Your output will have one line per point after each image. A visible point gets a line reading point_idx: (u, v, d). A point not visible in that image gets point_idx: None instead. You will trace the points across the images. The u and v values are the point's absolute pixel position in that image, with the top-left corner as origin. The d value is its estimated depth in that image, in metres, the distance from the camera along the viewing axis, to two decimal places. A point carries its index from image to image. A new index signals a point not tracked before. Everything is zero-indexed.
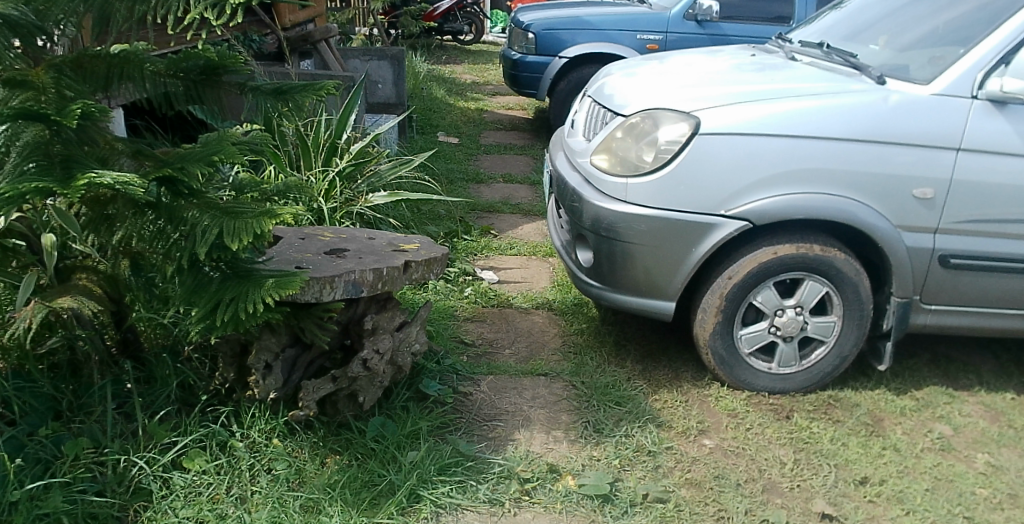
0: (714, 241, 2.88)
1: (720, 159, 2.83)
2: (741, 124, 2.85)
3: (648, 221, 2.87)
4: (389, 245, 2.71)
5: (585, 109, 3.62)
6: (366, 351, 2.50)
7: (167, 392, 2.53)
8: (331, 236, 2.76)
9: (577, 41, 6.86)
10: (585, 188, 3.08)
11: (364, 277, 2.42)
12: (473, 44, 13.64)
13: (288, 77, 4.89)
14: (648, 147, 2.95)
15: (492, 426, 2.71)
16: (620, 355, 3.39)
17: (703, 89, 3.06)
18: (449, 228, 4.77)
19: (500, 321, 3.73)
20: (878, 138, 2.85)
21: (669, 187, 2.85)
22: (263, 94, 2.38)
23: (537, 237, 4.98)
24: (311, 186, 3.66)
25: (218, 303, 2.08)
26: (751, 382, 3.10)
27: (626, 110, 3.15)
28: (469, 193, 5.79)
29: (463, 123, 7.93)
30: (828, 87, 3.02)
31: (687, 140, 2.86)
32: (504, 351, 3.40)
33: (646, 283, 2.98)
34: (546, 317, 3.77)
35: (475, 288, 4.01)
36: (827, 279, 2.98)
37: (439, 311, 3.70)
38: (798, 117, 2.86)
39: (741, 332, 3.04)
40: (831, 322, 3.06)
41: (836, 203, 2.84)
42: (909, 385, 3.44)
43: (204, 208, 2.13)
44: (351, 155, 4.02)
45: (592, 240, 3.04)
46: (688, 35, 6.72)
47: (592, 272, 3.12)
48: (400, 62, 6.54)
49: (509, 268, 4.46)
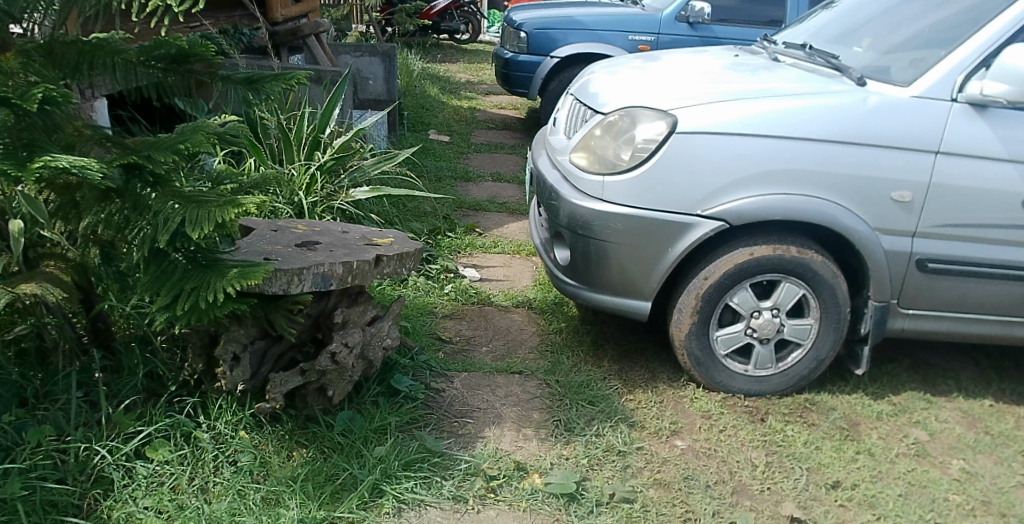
0: (691, 240, 2.86)
1: (698, 159, 2.81)
2: (719, 124, 2.84)
3: (625, 220, 2.85)
4: (363, 239, 2.70)
5: (567, 107, 3.60)
6: (335, 344, 2.49)
7: (134, 382, 2.50)
8: (304, 228, 2.74)
9: (569, 41, 6.85)
10: (563, 186, 3.06)
11: (335, 270, 2.41)
12: (469, 45, 13.65)
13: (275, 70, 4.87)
14: (626, 145, 2.93)
15: (463, 422, 2.69)
16: (598, 354, 3.38)
17: (681, 88, 3.05)
18: (433, 225, 4.75)
19: (479, 319, 3.71)
20: (857, 140, 2.84)
21: (645, 185, 2.84)
22: (235, 84, 2.36)
23: (523, 237, 4.97)
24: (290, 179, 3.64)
25: (179, 292, 2.06)
26: (727, 384, 3.09)
27: (605, 108, 3.13)
28: (456, 190, 5.77)
29: (455, 122, 7.91)
30: (808, 88, 3.00)
31: (664, 138, 2.85)
32: (481, 349, 3.38)
33: (622, 282, 2.97)
34: (525, 316, 3.76)
35: (455, 285, 3.99)
36: (804, 281, 2.97)
37: (418, 307, 3.68)
38: (776, 117, 2.85)
39: (718, 333, 3.03)
40: (807, 324, 3.05)
41: (813, 204, 2.83)
42: (888, 390, 3.43)
43: (168, 196, 2.11)
44: (333, 150, 3.98)
45: (568, 237, 3.03)
46: (680, 37, 6.73)
47: (569, 271, 3.10)
48: (391, 59, 6.52)
49: (492, 267, 4.45)
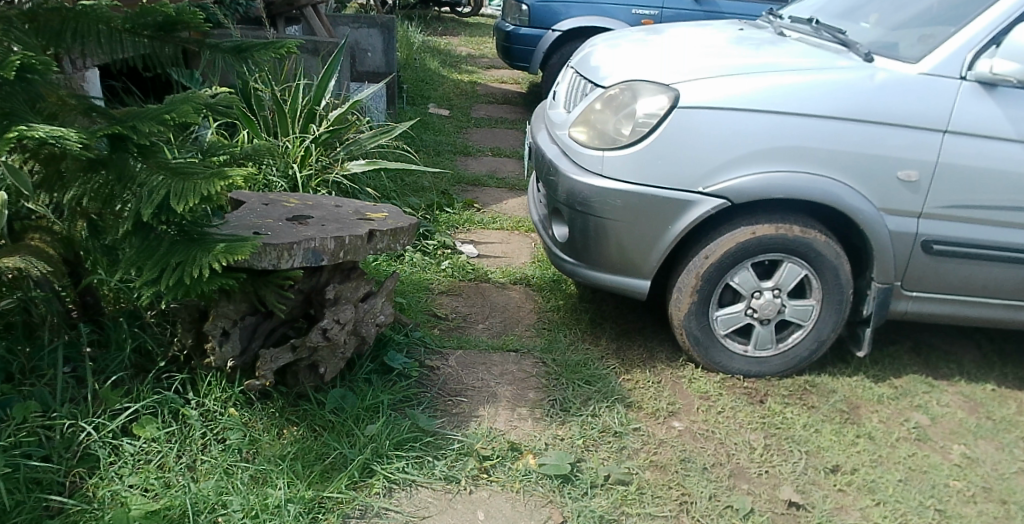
0: (692, 219, 2.80)
1: (699, 135, 2.74)
2: (722, 99, 2.76)
3: (624, 197, 2.79)
4: (356, 213, 2.64)
5: (567, 80, 3.52)
6: (327, 321, 2.44)
7: (122, 357, 2.45)
8: (295, 202, 2.68)
9: (571, 14, 6.72)
10: (562, 161, 3.00)
11: (326, 245, 2.35)
12: (471, 18, 13.50)
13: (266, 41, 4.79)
14: (626, 120, 2.85)
15: (457, 401, 2.65)
16: (595, 332, 3.33)
17: (683, 62, 2.96)
18: (431, 199, 4.69)
19: (476, 296, 3.66)
20: (863, 118, 2.77)
21: (646, 161, 2.77)
22: (222, 52, 2.27)
23: (522, 213, 4.90)
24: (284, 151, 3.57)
25: (164, 268, 2.00)
26: (726, 364, 3.05)
27: (606, 81, 3.05)
28: (455, 165, 5.70)
29: (455, 95, 7.81)
30: (814, 63, 2.91)
31: (666, 113, 2.77)
32: (477, 326, 3.34)
33: (621, 260, 2.91)
34: (523, 293, 3.71)
35: (452, 261, 3.94)
36: (806, 261, 2.91)
37: (414, 283, 3.63)
38: (780, 93, 2.77)
39: (717, 313, 2.97)
40: (809, 305, 3.00)
41: (817, 183, 2.76)
42: (889, 373, 3.38)
43: (154, 167, 2.04)
44: (329, 122, 3.90)
45: (567, 214, 2.97)
46: (684, 12, 6.61)
47: (566, 248, 3.04)
48: (390, 31, 6.42)
49: (490, 243, 4.39)
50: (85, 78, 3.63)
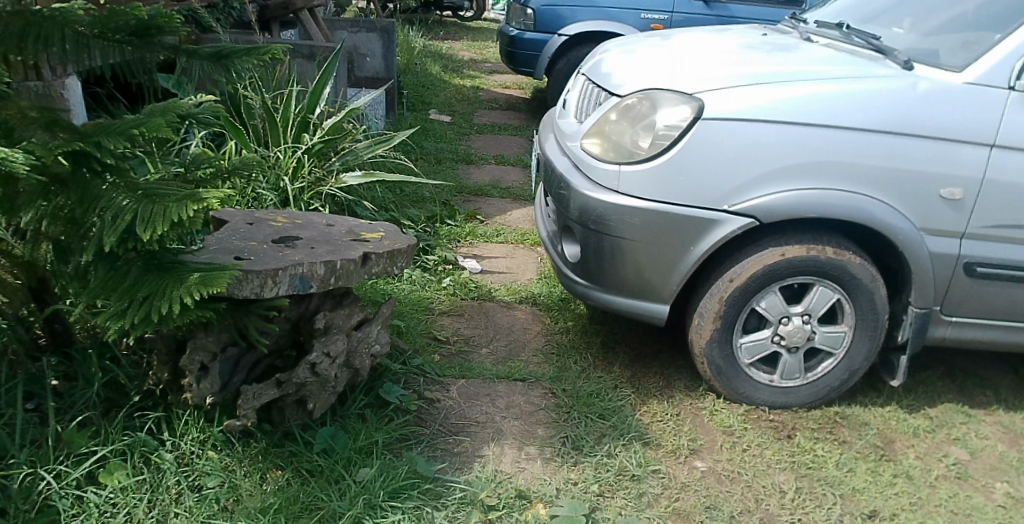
0: (716, 239, 2.57)
1: (726, 149, 2.52)
2: (749, 109, 2.54)
3: (643, 215, 2.56)
4: (349, 233, 2.41)
5: (578, 87, 3.30)
6: (316, 354, 2.22)
7: (90, 394, 2.23)
8: (284, 220, 2.46)
9: (578, 18, 6.51)
10: (574, 175, 2.77)
11: (314, 270, 2.13)
12: (473, 22, 13.33)
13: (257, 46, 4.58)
14: (645, 132, 2.63)
15: (459, 439, 2.42)
16: (608, 358, 3.10)
17: (706, 69, 2.74)
18: (431, 211, 4.47)
19: (479, 316, 3.43)
20: (903, 130, 2.54)
21: (666, 177, 2.54)
22: (202, 60, 2.03)
23: (527, 225, 4.68)
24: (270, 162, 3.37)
25: (130, 302, 1.77)
26: (750, 395, 2.82)
27: (622, 89, 2.83)
28: (457, 174, 5.48)
29: (457, 101, 7.60)
30: (849, 70, 2.69)
31: (690, 125, 2.55)
32: (480, 351, 3.11)
33: (638, 283, 2.68)
34: (529, 313, 3.49)
35: (454, 278, 3.71)
36: (839, 285, 2.69)
37: (413, 303, 3.40)
38: (814, 103, 2.55)
39: (742, 340, 2.75)
40: (840, 332, 2.78)
41: (853, 201, 2.54)
42: (922, 402, 3.15)
43: (121, 189, 1.81)
44: (323, 131, 3.68)
45: (579, 232, 2.74)
46: (693, 16, 6.41)
47: (578, 268, 2.81)
48: (390, 35, 6.20)
49: (493, 257, 4.16)
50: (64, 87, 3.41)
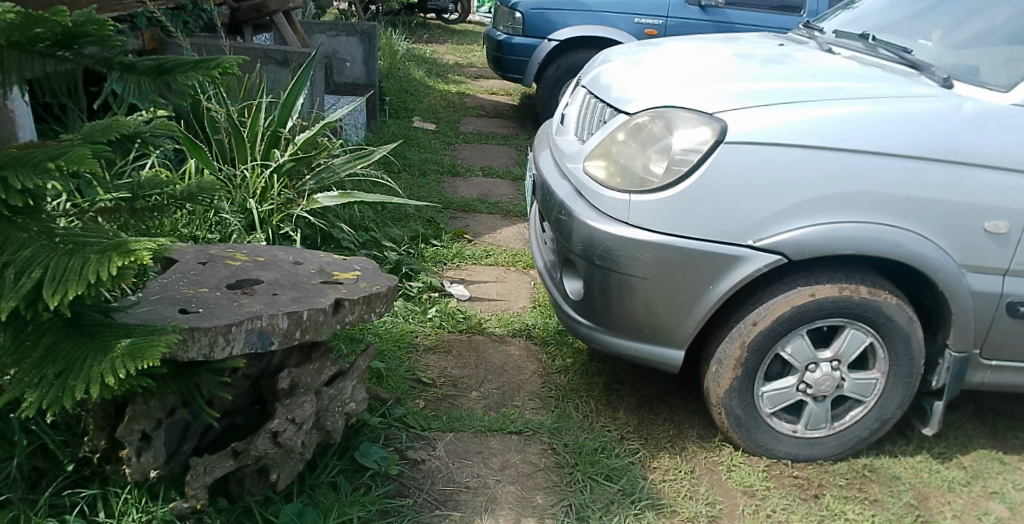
0: (738, 278, 2.28)
1: (749, 176, 2.23)
2: (777, 131, 2.25)
3: (655, 250, 2.26)
4: (319, 273, 2.09)
5: (578, 101, 3.00)
6: (277, 421, 1.91)
7: (11, 468, 1.92)
8: (245, 258, 2.14)
9: (568, 23, 6.23)
10: (577, 202, 2.46)
11: (276, 324, 1.81)
12: (458, 25, 13.03)
13: (225, 50, 4.25)
14: (658, 156, 2.33)
15: (446, 512, 2.10)
16: (612, 402, 2.80)
17: (726, 84, 2.45)
18: (416, 230, 4.14)
19: (468, 353, 3.11)
20: (948, 157, 2.26)
21: (683, 208, 2.24)
22: (140, 75, 1.67)
23: (518, 244, 4.37)
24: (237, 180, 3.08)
25: (39, 380, 1.42)
26: (772, 447, 2.53)
27: (630, 106, 2.53)
28: (442, 187, 5.16)
29: (442, 108, 7.28)
30: (883, 88, 2.41)
31: (709, 148, 2.25)
32: (470, 395, 2.80)
33: (648, 326, 2.38)
34: (523, 349, 3.18)
35: (440, 308, 3.39)
36: (872, 328, 2.42)
37: (395, 339, 3.07)
38: (849, 125, 2.26)
39: (764, 389, 2.46)
40: (871, 379, 2.51)
41: (893, 235, 2.25)
42: (954, 449, 2.88)
43: (32, 236, 1.47)
44: (295, 147, 3.36)
45: (582, 267, 2.43)
46: (689, 21, 6.12)
47: (580, 307, 2.51)
48: (371, 39, 5.92)
49: (483, 282, 3.84)
50: (12, 109, 3.08)
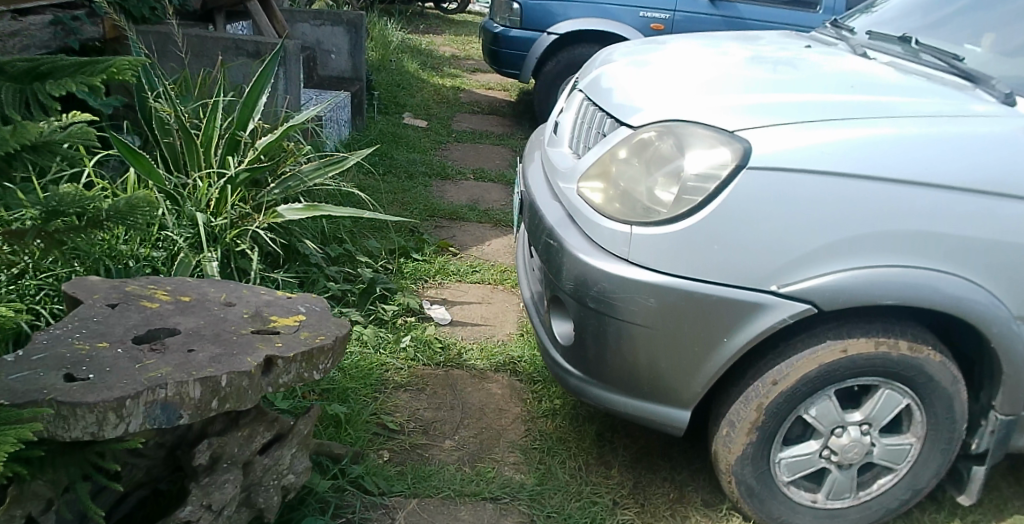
0: (759, 330, 1.91)
1: (774, 210, 1.86)
2: (811, 155, 1.88)
3: (661, 294, 1.90)
4: (254, 319, 1.74)
5: (574, 107, 2.63)
6: (190, 508, 1.57)
7: None
8: (167, 297, 1.79)
9: (569, 16, 5.86)
10: (568, 232, 2.10)
11: (186, 393, 1.46)
12: (457, 15, 12.66)
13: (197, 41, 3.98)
14: (666, 181, 1.96)
15: None
16: (604, 456, 2.46)
17: (749, 95, 2.08)
18: (396, 242, 3.78)
19: (444, 391, 2.76)
20: (1012, 191, 1.90)
21: (696, 246, 1.87)
22: (4, 79, 1.28)
23: (507, 258, 4.01)
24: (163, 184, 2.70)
25: None
26: (787, 520, 2.18)
27: (634, 117, 2.15)
28: (429, 191, 4.80)
29: (435, 103, 6.90)
30: (935, 104, 2.04)
31: (730, 174, 1.88)
32: (443, 444, 2.45)
33: (650, 381, 2.02)
34: (506, 387, 2.83)
35: (416, 335, 3.03)
36: (909, 387, 2.07)
37: (362, 374, 2.72)
38: (896, 150, 1.90)
39: (782, 454, 2.11)
40: (904, 443, 2.16)
41: (944, 283, 1.89)
42: (990, 515, 2.53)
43: None
44: (254, 153, 2.99)
45: (572, 308, 2.07)
46: (698, 17, 5.74)
47: (570, 354, 2.14)
48: (358, 29, 5.62)
49: (466, 303, 3.48)
50: None
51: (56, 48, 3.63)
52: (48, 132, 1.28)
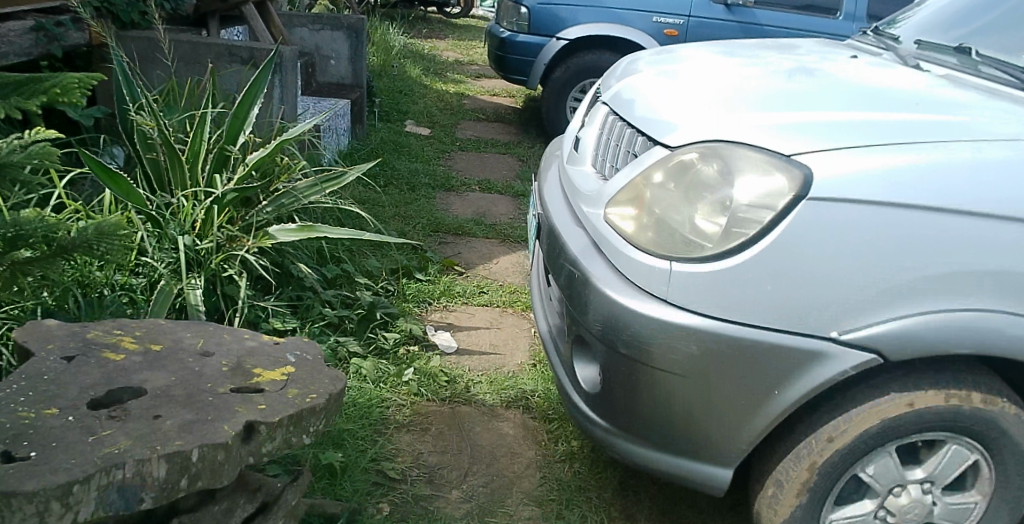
0: (815, 382, 1.66)
1: (836, 245, 1.62)
2: (877, 183, 1.64)
3: (704, 340, 1.66)
4: (235, 374, 1.50)
5: (596, 121, 2.39)
6: None
7: None
8: (135, 347, 1.56)
9: (579, 20, 5.63)
10: (595, 264, 1.86)
11: (148, 473, 1.22)
12: (459, 19, 12.46)
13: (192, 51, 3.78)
14: (711, 209, 1.72)
15: None
16: (627, 511, 2.23)
17: (801, 111, 1.84)
18: (398, 261, 3.54)
19: (451, 430, 2.52)
20: None
21: (746, 286, 1.64)
22: None
23: (516, 277, 3.77)
24: (143, 205, 2.48)
25: None
26: None
27: (669, 135, 1.92)
28: (433, 204, 4.56)
29: (438, 110, 6.67)
30: (1014, 124, 1.79)
31: (787, 205, 1.64)
32: (450, 496, 2.21)
33: (688, 435, 1.78)
34: (518, 425, 2.58)
35: (419, 366, 2.78)
36: (978, 442, 1.82)
37: (361, 413, 2.48)
38: (975, 177, 1.65)
39: (833, 516, 1.86)
40: (969, 502, 1.92)
41: None
42: None
43: None
44: (244, 169, 2.74)
45: (599, 352, 1.83)
46: (714, 23, 5.49)
47: (595, 402, 1.90)
48: (358, 34, 5.39)
49: (473, 327, 3.23)
50: None
51: (35, 54, 3.39)
52: (4, 153, 1.08)
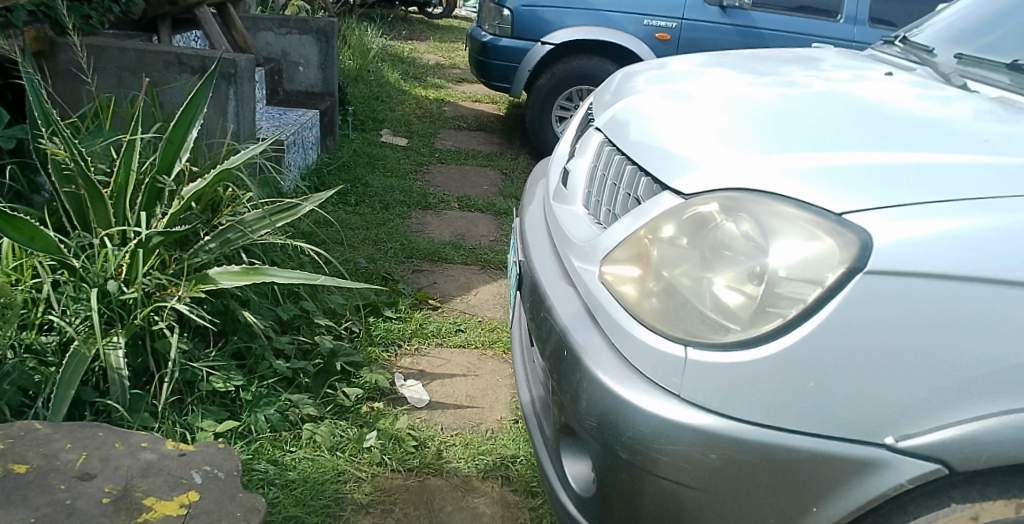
0: (866, 498, 1.31)
1: (899, 330, 1.27)
2: (951, 248, 1.27)
3: (725, 448, 1.32)
4: None
5: (590, 153, 2.05)
6: None
7: None
8: None
9: (565, 24, 5.29)
10: (589, 340, 1.52)
11: None
12: (441, 20, 12.09)
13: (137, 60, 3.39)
14: (738, 281, 1.38)
15: None
16: None
17: (844, 150, 1.48)
18: (366, 296, 3.17)
19: (418, 510, 2.15)
20: None
21: (784, 383, 1.30)
22: None
23: (497, 311, 3.41)
24: (51, 249, 2.12)
25: None
26: None
27: (679, 180, 1.57)
28: (406, 225, 4.19)
29: (416, 118, 6.30)
30: None
31: (835, 284, 1.30)
32: None
33: None
34: (496, 501, 2.22)
35: (383, 427, 2.41)
36: None
37: (310, 491, 2.11)
38: None
39: None
40: None
41: None
42: None
43: None
44: (179, 203, 2.37)
45: (590, 448, 1.48)
46: (708, 26, 5.14)
47: (586, 506, 1.55)
48: (328, 38, 5.00)
49: (447, 374, 2.86)
50: None
51: None
52: None
